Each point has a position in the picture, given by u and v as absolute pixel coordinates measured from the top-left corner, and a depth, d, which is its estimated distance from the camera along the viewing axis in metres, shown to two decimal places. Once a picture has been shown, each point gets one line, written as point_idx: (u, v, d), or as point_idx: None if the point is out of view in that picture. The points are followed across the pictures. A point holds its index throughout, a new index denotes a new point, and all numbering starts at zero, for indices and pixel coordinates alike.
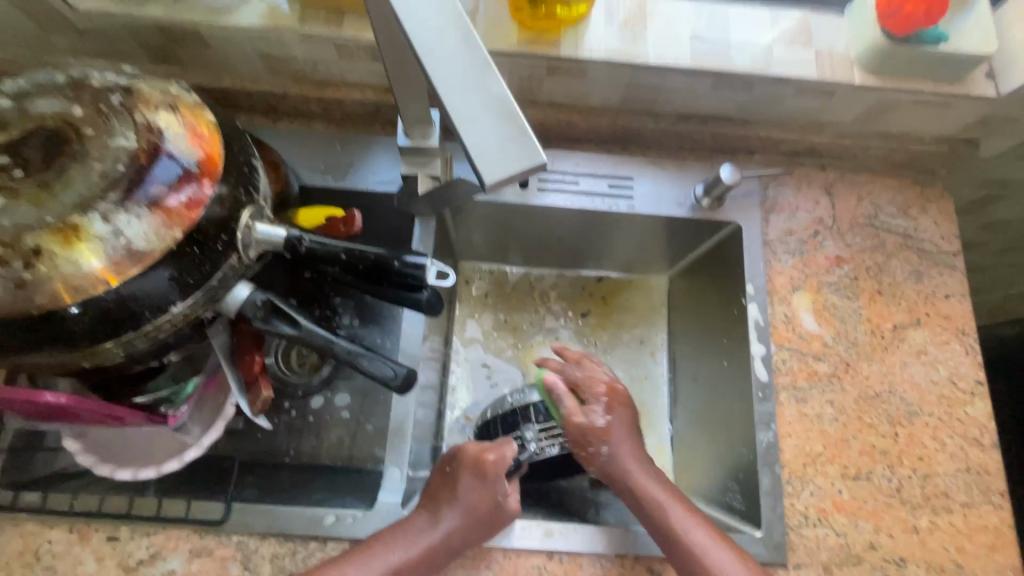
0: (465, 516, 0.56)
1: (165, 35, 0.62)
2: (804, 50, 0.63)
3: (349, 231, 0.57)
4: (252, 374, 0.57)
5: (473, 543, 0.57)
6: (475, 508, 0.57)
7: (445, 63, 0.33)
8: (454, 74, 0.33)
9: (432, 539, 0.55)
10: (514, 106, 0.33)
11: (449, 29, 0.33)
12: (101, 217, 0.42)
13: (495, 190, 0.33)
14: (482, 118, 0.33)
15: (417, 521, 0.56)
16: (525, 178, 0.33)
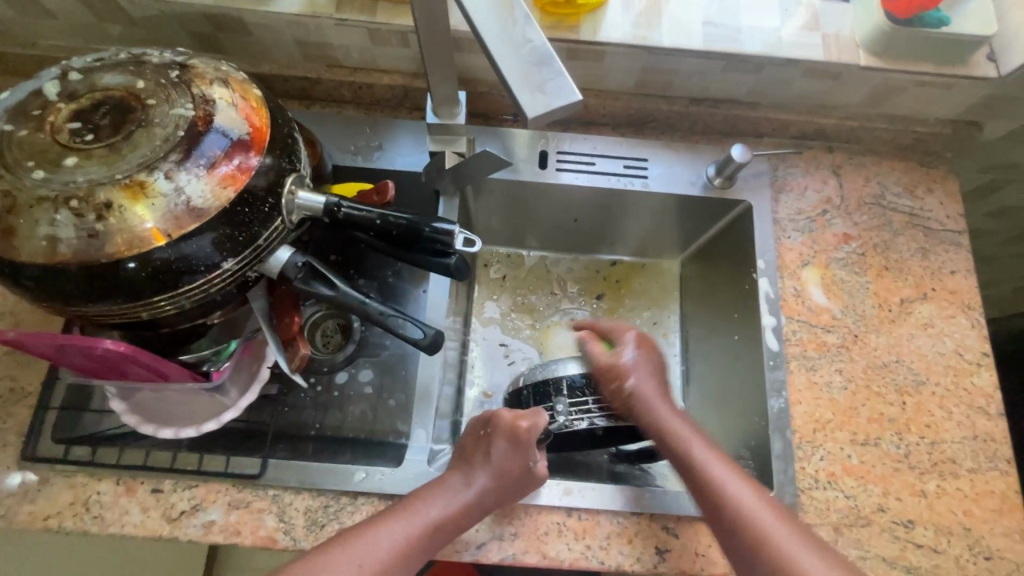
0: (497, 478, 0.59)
1: (210, 22, 0.66)
2: (812, 34, 0.66)
3: (382, 200, 0.60)
4: (290, 334, 0.60)
5: (502, 502, 0.59)
6: (507, 469, 0.60)
7: (486, 23, 0.37)
8: (493, 30, 0.37)
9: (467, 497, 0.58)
10: (552, 53, 0.37)
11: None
12: (164, 176, 0.46)
13: (536, 126, 0.36)
14: (524, 62, 0.36)
15: (453, 481, 0.59)
16: (565, 114, 0.36)
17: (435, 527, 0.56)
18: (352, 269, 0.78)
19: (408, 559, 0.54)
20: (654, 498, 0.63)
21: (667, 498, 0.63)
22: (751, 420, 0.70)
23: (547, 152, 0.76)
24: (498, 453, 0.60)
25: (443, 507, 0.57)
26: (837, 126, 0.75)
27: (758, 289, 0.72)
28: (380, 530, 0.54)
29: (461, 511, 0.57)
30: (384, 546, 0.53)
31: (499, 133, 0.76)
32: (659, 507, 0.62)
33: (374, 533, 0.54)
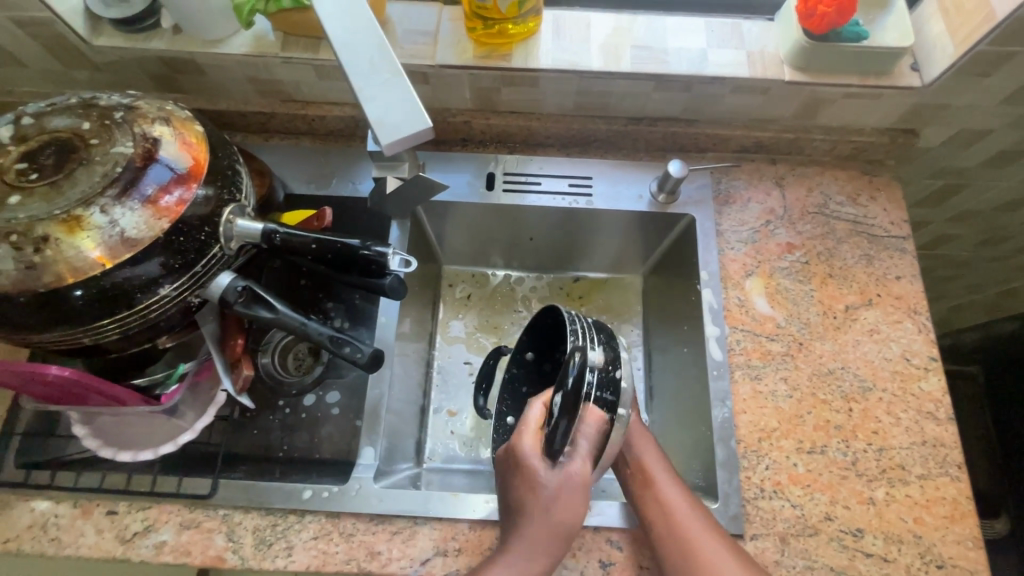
0: (575, 504, 0.52)
1: (168, 65, 0.71)
2: (736, 54, 0.70)
3: (321, 225, 0.65)
4: (235, 356, 0.64)
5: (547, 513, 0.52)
6: (579, 489, 0.52)
7: (356, 64, 0.46)
8: (361, 69, 0.46)
9: (551, 534, 0.53)
10: (410, 92, 0.46)
11: (365, 36, 0.46)
12: (99, 210, 0.50)
13: (388, 152, 0.45)
14: (382, 98, 0.45)
15: (527, 520, 0.53)
16: (413, 141, 0.45)
17: (525, 570, 0.52)
18: (320, 293, 0.79)
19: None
20: (591, 509, 0.63)
21: (601, 507, 0.63)
22: (698, 431, 0.70)
23: (494, 175, 0.79)
24: (546, 480, 0.53)
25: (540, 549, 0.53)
26: (775, 138, 0.77)
27: (701, 300, 0.73)
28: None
29: (556, 539, 0.53)
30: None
31: (450, 160, 0.80)
32: (595, 519, 0.63)
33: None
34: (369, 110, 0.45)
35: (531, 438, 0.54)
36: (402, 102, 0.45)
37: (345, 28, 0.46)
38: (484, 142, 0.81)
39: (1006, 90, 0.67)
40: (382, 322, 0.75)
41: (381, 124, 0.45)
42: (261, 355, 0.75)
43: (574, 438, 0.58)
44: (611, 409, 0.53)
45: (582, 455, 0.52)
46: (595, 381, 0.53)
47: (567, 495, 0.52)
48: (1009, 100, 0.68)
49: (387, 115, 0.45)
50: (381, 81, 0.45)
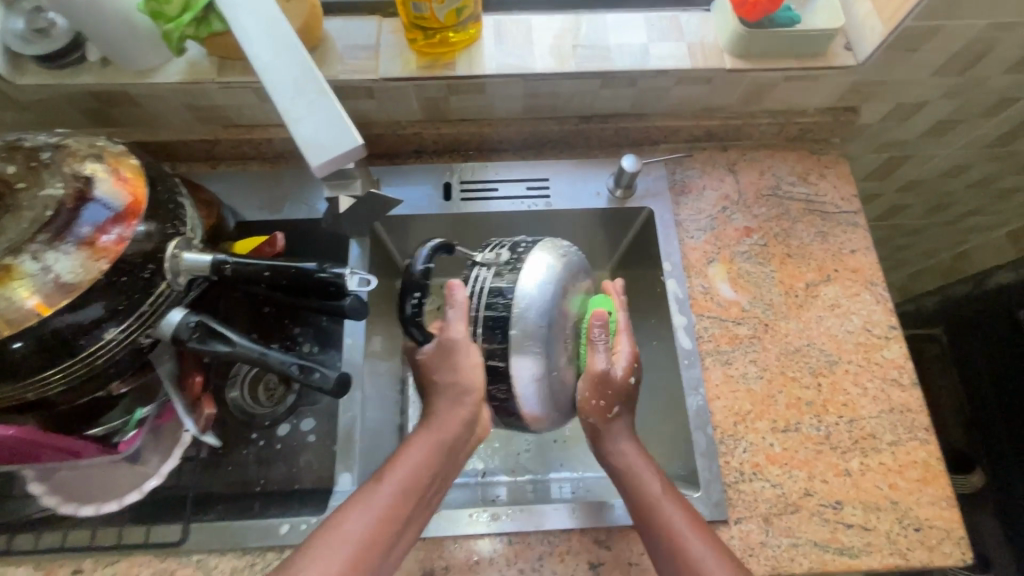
0: (454, 362, 0.58)
1: (100, 99, 0.68)
2: (677, 46, 0.71)
3: (273, 251, 0.64)
4: (194, 396, 0.63)
5: (453, 400, 0.59)
6: (446, 349, 0.58)
7: (281, 88, 0.46)
8: (286, 92, 0.46)
9: (451, 396, 0.58)
10: (338, 108, 0.45)
11: (288, 60, 0.46)
12: (31, 256, 0.47)
13: (319, 172, 0.44)
14: (309, 119, 0.45)
15: (433, 396, 0.60)
16: (344, 159, 0.44)
17: (432, 449, 0.56)
18: (285, 319, 0.77)
19: (411, 483, 0.54)
20: (516, 391, 0.59)
21: (513, 366, 0.58)
22: (677, 421, 0.71)
23: (451, 185, 0.78)
24: (428, 354, 0.59)
25: (446, 425, 0.58)
26: (724, 125, 0.78)
27: (666, 291, 0.73)
28: (378, 484, 0.54)
29: (459, 405, 0.58)
30: (387, 492, 0.53)
31: (404, 173, 0.79)
32: (511, 390, 0.59)
33: (379, 482, 0.54)
34: (297, 130, 0.45)
35: (458, 327, 0.58)
36: (331, 121, 0.45)
37: (270, 52, 0.47)
38: (437, 152, 0.81)
39: (936, 61, 0.69)
40: (349, 344, 0.73)
41: (310, 146, 0.45)
42: (229, 389, 0.73)
43: (482, 334, 0.59)
44: (492, 295, 0.60)
45: (455, 323, 0.59)
46: (489, 276, 0.61)
47: (460, 357, 0.58)
48: (940, 70, 0.71)
49: (314, 135, 0.45)
50: (309, 102, 0.45)
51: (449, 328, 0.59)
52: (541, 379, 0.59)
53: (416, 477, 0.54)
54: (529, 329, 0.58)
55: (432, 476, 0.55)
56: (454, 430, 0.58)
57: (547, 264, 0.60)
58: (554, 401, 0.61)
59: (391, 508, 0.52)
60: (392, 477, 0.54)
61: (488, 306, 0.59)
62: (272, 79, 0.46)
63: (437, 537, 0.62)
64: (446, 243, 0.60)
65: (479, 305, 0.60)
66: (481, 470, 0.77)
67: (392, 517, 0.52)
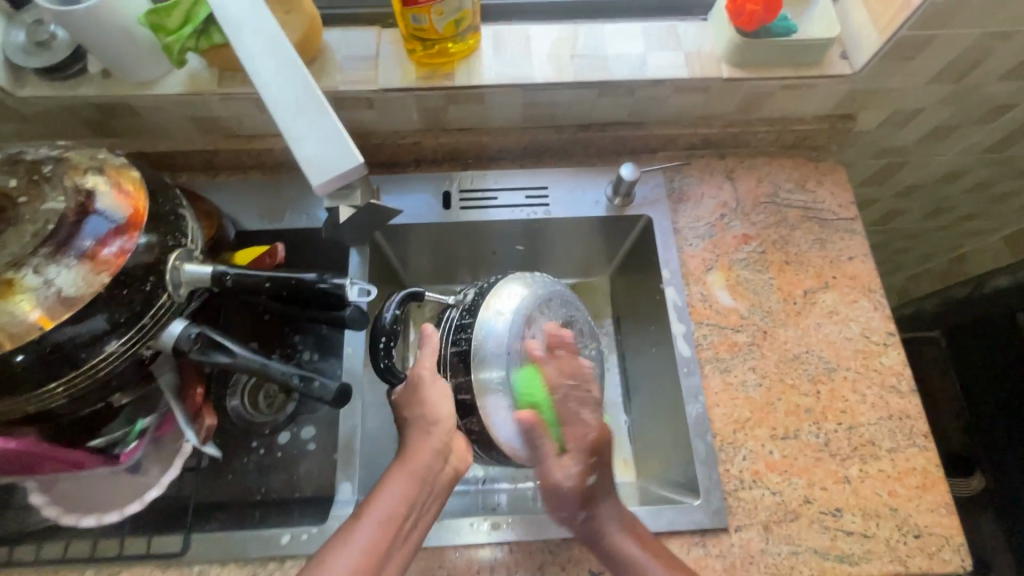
0: (423, 396, 0.59)
1: (101, 111, 0.69)
2: (674, 56, 0.71)
3: (274, 261, 0.65)
4: (195, 407, 0.63)
5: (424, 433, 0.58)
6: (414, 386, 0.59)
7: (281, 106, 0.46)
8: (286, 110, 0.46)
9: (422, 428, 0.58)
10: (339, 126, 0.46)
11: (288, 77, 0.47)
12: (33, 271, 0.48)
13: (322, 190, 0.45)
14: (310, 137, 0.45)
15: (406, 430, 0.59)
16: (346, 177, 0.45)
17: (409, 479, 0.55)
18: (285, 326, 0.77)
19: (390, 517, 0.53)
20: (489, 422, 0.59)
21: (482, 403, 0.59)
22: (676, 428, 0.71)
23: (450, 193, 0.79)
24: (402, 391, 0.60)
25: (420, 456, 0.57)
26: (722, 133, 0.79)
27: (665, 299, 0.74)
28: (357, 521, 0.53)
29: (429, 436, 0.57)
30: (368, 528, 0.52)
31: (404, 182, 0.79)
32: (483, 424, 0.60)
33: (358, 520, 0.53)
34: (299, 149, 0.46)
35: (428, 363, 0.60)
36: (332, 139, 0.45)
37: (269, 69, 0.47)
38: (437, 161, 0.81)
39: (932, 70, 0.70)
40: (349, 352, 0.73)
41: (311, 164, 0.45)
42: (229, 398, 0.73)
43: (449, 369, 0.61)
44: (455, 332, 0.62)
45: (423, 360, 0.61)
46: (456, 315, 0.64)
47: (427, 391, 0.59)
48: (936, 78, 0.72)
49: (316, 153, 0.45)
50: (310, 120, 0.46)
51: (419, 364, 0.60)
52: (511, 409, 0.59)
53: (394, 510, 0.53)
54: (493, 364, 0.59)
55: (409, 508, 0.54)
56: (427, 461, 0.57)
57: (512, 295, 0.62)
58: (530, 432, 0.60)
59: (371, 544, 0.51)
60: (370, 512, 0.53)
61: (454, 343, 0.61)
62: (271, 95, 0.46)
63: (437, 546, 0.62)
64: (411, 290, 0.62)
65: (448, 342, 0.62)
66: (482, 477, 0.77)
67: (374, 553, 0.51)
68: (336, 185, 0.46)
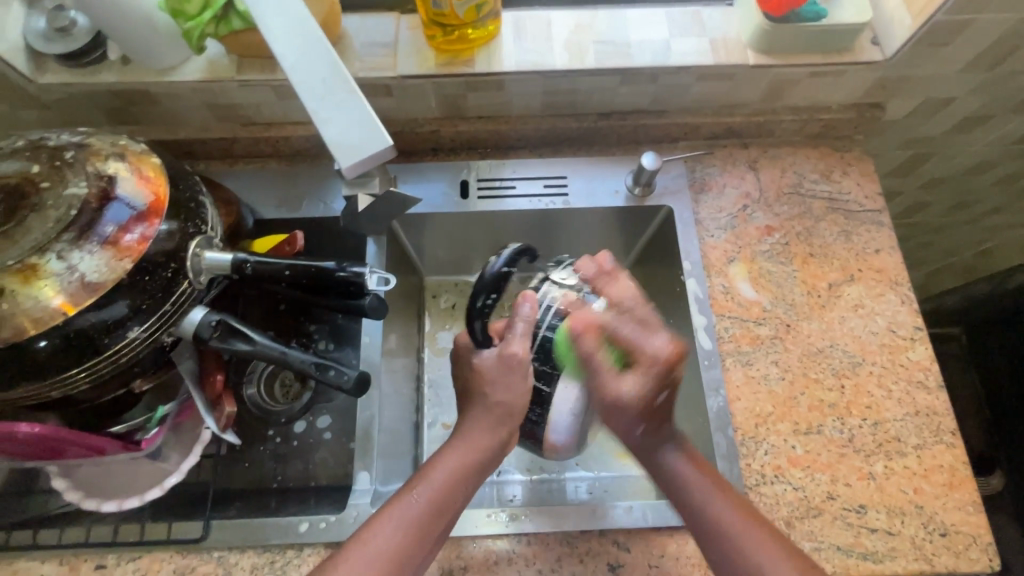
0: (508, 380, 0.59)
1: (120, 98, 0.68)
2: (699, 42, 0.69)
3: (293, 250, 0.64)
4: (216, 394, 0.63)
5: (495, 420, 0.59)
6: (505, 365, 0.60)
7: (307, 86, 0.45)
8: (313, 91, 0.45)
9: (491, 416, 0.59)
10: (366, 109, 0.45)
11: (313, 58, 0.46)
12: (56, 256, 0.48)
13: (349, 174, 0.45)
14: (338, 120, 0.45)
15: (475, 410, 0.60)
16: (374, 160, 0.44)
17: (469, 463, 0.57)
18: (301, 316, 0.77)
19: (445, 497, 0.55)
20: (553, 414, 0.61)
21: (556, 392, 0.60)
22: (696, 422, 0.70)
23: (468, 182, 0.78)
24: (488, 362, 0.60)
25: (482, 441, 0.59)
26: (745, 122, 0.77)
27: (687, 290, 0.72)
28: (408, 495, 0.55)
29: (499, 424, 0.59)
30: (417, 502, 0.54)
31: (422, 171, 0.78)
32: (545, 414, 0.61)
33: (412, 492, 0.55)
34: (325, 133, 0.45)
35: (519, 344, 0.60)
36: (360, 122, 0.45)
37: (293, 50, 0.46)
38: (454, 150, 0.80)
39: (966, 56, 0.68)
40: (366, 342, 0.73)
41: (338, 147, 0.45)
42: (246, 386, 0.73)
43: (536, 352, 0.60)
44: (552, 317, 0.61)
45: (518, 338, 0.60)
46: (555, 298, 0.61)
47: (512, 377, 0.59)
48: (970, 65, 0.69)
49: (342, 138, 0.45)
50: (336, 102, 0.45)
51: (510, 343, 0.60)
52: (576, 414, 0.61)
53: (447, 492, 0.56)
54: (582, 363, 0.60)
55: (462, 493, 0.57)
56: (488, 450, 0.58)
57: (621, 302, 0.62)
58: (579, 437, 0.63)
59: (420, 519, 0.54)
60: (426, 489, 0.55)
61: (553, 329, 0.60)
62: (297, 76, 0.45)
63: (456, 537, 0.62)
64: (529, 248, 0.58)
65: (546, 325, 0.60)
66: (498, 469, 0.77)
67: (421, 528, 0.53)
68: (363, 169, 0.46)
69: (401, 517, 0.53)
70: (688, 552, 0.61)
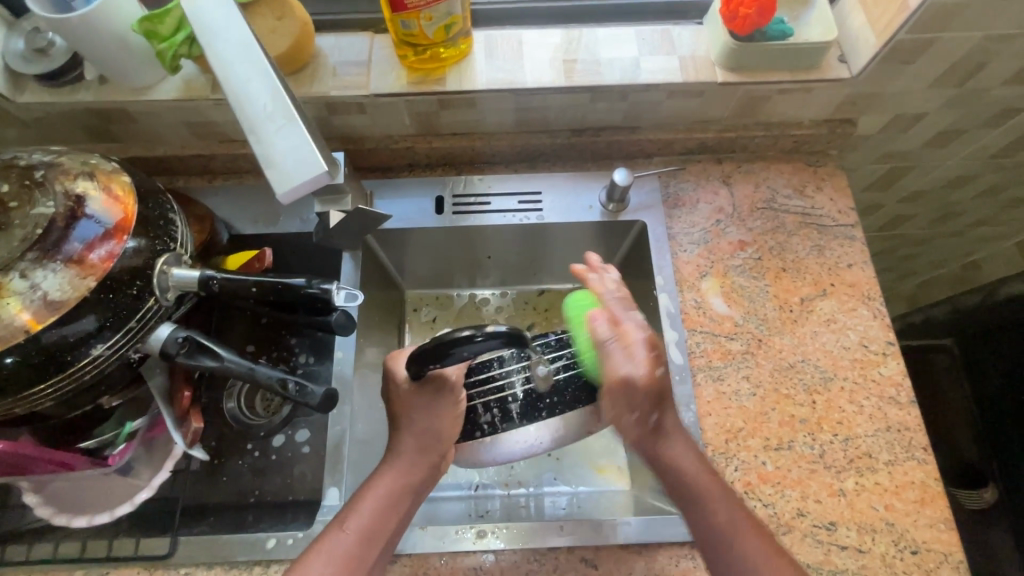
0: (434, 403, 0.62)
1: (98, 116, 0.70)
2: (668, 60, 0.70)
3: (263, 266, 0.65)
4: (183, 409, 0.64)
5: (421, 450, 0.61)
6: (432, 390, 0.62)
7: (248, 112, 0.46)
8: (255, 117, 0.46)
9: (419, 444, 0.61)
10: (308, 136, 0.46)
11: (256, 83, 0.46)
12: (20, 274, 0.48)
13: (286, 200, 0.45)
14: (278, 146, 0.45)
15: (403, 435, 0.62)
16: (310, 186, 0.44)
17: (402, 489, 0.59)
18: (283, 329, 0.77)
19: (372, 531, 0.56)
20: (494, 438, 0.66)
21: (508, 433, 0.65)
22: None
23: (444, 198, 0.79)
24: (409, 389, 0.62)
25: (410, 468, 0.61)
26: (718, 138, 0.78)
27: (659, 306, 0.73)
28: (339, 530, 0.55)
29: (427, 450, 0.62)
30: (348, 537, 0.55)
31: (398, 187, 0.79)
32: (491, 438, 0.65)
33: (341, 529, 0.56)
34: (268, 158, 0.45)
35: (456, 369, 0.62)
36: (299, 149, 0.45)
37: (241, 76, 0.46)
38: (431, 165, 0.81)
39: (933, 73, 0.68)
40: (340, 357, 0.73)
41: (277, 173, 0.45)
42: (227, 400, 0.74)
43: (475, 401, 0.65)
44: (504, 404, 0.65)
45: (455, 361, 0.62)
46: (520, 384, 0.66)
47: (440, 407, 0.62)
48: (938, 81, 0.70)
49: (281, 163, 0.45)
50: (277, 129, 0.46)
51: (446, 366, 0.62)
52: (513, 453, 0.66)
53: (376, 524, 0.57)
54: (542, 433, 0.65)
55: (391, 523, 0.57)
56: (417, 474, 0.61)
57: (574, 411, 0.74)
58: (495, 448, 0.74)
59: (352, 554, 0.54)
60: (355, 520, 0.56)
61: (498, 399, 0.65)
62: (240, 101, 0.46)
63: (422, 554, 0.62)
64: (514, 335, 0.47)
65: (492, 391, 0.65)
66: (476, 482, 0.78)
67: (351, 562, 0.54)
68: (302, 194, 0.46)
69: (332, 555, 0.54)
70: (657, 570, 0.61)
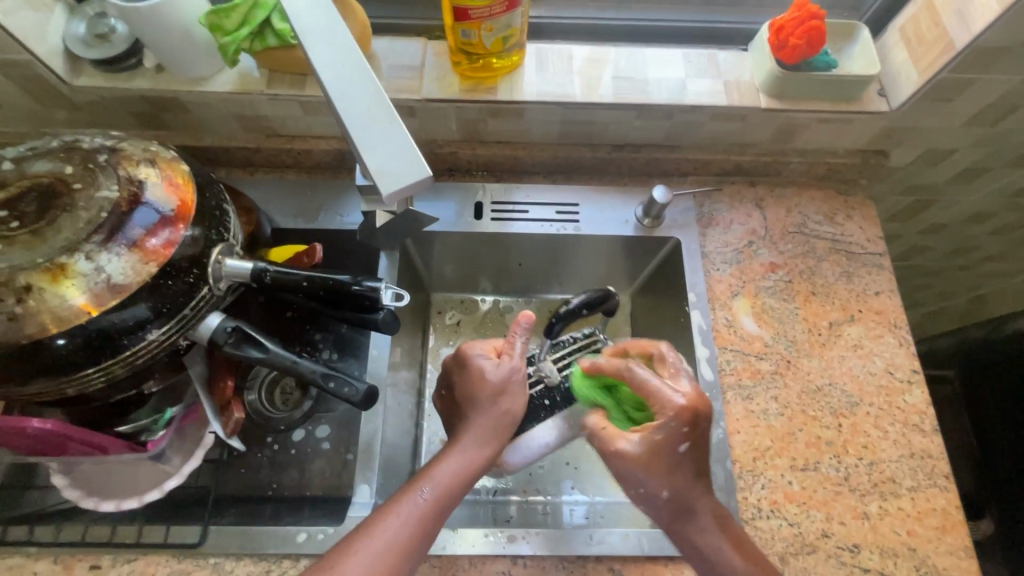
0: (472, 373, 0.62)
1: (150, 104, 0.70)
2: (714, 83, 0.72)
3: (311, 262, 0.66)
4: (224, 399, 0.63)
5: (479, 417, 0.60)
6: (462, 360, 0.64)
7: (349, 108, 0.44)
8: (355, 115, 0.44)
9: (491, 412, 0.60)
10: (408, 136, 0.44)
11: (358, 79, 0.45)
12: (84, 256, 0.49)
13: (391, 201, 0.43)
14: (381, 146, 0.43)
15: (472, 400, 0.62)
16: (416, 187, 0.43)
17: (457, 476, 0.57)
18: (307, 324, 0.78)
19: (452, 489, 0.57)
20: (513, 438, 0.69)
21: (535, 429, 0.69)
22: None
23: (482, 204, 0.80)
24: (458, 362, 0.64)
25: (484, 437, 0.60)
26: (754, 161, 0.79)
27: (691, 322, 0.74)
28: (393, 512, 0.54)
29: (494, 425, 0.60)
30: (401, 526, 0.53)
31: (437, 190, 0.80)
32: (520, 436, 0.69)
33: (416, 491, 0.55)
34: (365, 157, 0.43)
35: (483, 344, 0.65)
36: (402, 149, 0.44)
37: (342, 76, 0.45)
38: (470, 171, 0.82)
39: (968, 112, 0.70)
40: (374, 355, 0.74)
41: (379, 173, 0.43)
42: (248, 392, 0.73)
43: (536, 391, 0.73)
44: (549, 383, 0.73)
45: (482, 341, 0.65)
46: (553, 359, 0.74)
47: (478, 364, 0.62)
48: (972, 120, 0.72)
49: (383, 164, 0.43)
50: (380, 130, 0.44)
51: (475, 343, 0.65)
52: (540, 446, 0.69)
53: (454, 480, 0.57)
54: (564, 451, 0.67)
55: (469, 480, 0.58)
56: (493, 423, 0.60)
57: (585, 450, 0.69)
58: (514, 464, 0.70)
59: (423, 514, 0.54)
60: (426, 485, 0.56)
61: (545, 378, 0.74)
62: (337, 96, 0.45)
63: (450, 556, 0.62)
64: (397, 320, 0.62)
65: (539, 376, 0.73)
66: (492, 487, 0.78)
67: (404, 552, 0.52)
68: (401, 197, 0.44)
69: (384, 542, 0.52)
70: None
